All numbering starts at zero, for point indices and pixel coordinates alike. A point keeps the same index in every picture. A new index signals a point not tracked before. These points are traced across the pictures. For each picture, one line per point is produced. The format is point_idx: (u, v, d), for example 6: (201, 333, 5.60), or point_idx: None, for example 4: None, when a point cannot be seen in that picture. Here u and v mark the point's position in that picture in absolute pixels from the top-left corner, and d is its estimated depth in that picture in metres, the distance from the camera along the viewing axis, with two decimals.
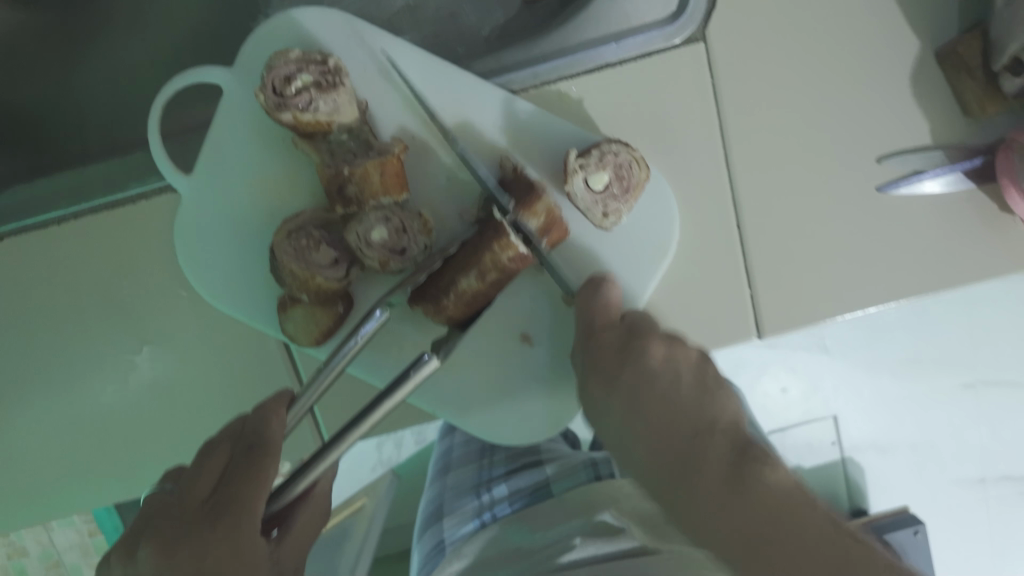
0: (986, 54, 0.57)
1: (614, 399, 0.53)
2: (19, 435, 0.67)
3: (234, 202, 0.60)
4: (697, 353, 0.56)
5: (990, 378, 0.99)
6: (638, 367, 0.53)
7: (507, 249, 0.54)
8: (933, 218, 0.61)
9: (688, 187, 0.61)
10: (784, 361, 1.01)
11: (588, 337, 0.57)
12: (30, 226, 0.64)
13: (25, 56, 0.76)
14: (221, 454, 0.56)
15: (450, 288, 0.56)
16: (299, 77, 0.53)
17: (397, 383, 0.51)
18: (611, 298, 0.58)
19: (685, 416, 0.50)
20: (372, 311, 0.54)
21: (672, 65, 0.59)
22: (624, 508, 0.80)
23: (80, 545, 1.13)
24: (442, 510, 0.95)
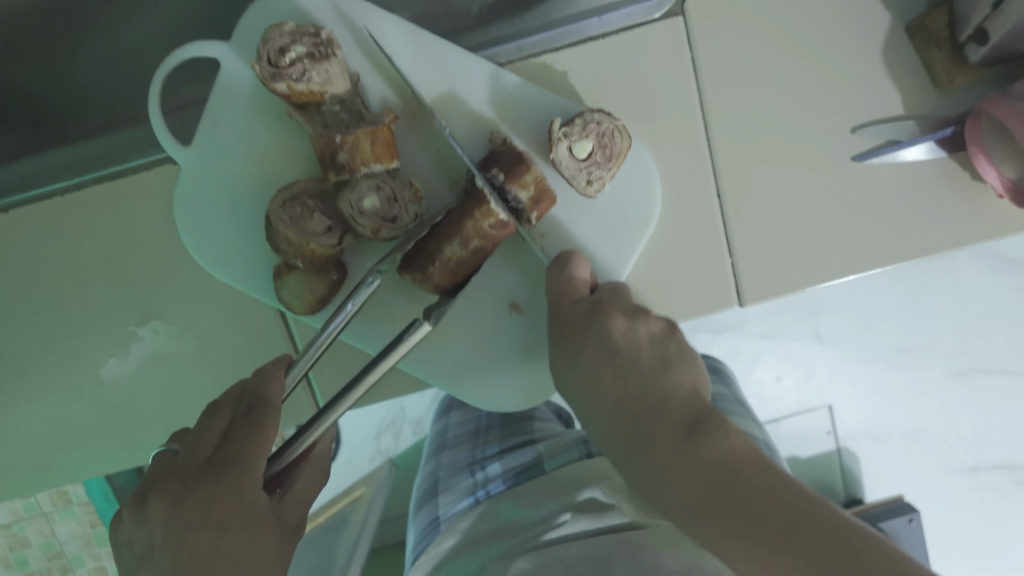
0: (952, 26, 0.59)
1: (579, 377, 0.54)
2: (18, 407, 0.69)
3: (231, 173, 0.62)
4: (662, 324, 0.56)
5: (982, 367, 1.02)
6: (600, 342, 0.54)
7: (489, 216, 0.56)
8: (907, 187, 0.63)
9: (669, 157, 0.63)
10: (777, 349, 1.03)
11: (554, 313, 0.58)
12: (35, 197, 0.66)
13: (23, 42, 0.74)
14: (223, 413, 0.57)
15: (437, 256, 0.58)
16: (294, 49, 0.55)
17: (391, 346, 0.51)
18: (578, 275, 0.59)
19: (641, 389, 0.52)
20: (365, 278, 0.54)
21: (651, 38, 0.62)
22: (618, 482, 0.73)
23: (83, 535, 1.15)
24: (436, 488, 0.91)
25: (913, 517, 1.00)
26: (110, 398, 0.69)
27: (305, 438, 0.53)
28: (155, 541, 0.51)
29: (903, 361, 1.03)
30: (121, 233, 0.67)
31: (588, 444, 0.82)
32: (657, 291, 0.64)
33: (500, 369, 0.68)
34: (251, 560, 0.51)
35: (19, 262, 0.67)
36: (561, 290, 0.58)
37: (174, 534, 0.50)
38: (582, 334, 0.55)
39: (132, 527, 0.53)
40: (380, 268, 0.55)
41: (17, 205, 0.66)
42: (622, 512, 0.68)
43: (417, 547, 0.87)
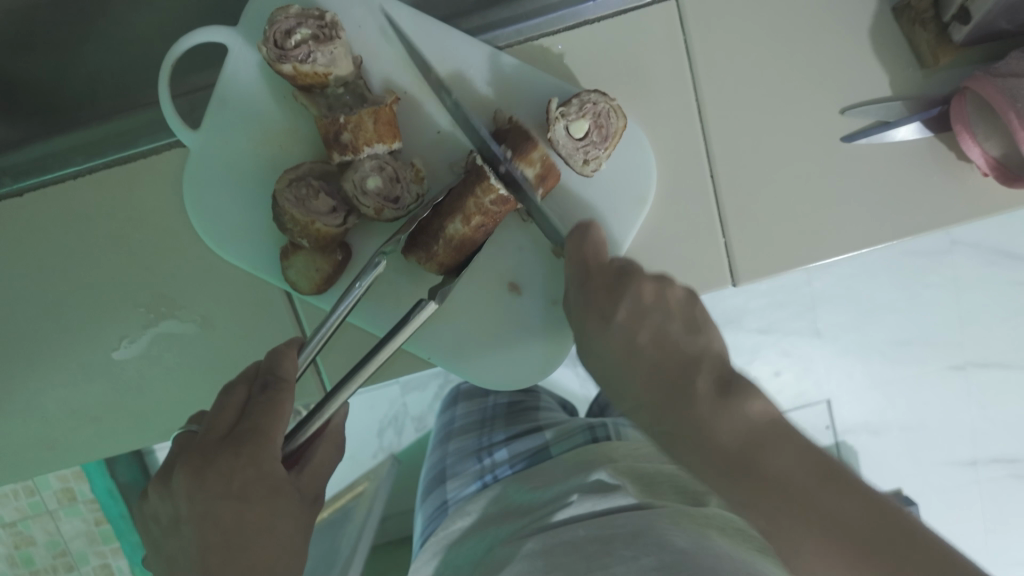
0: (937, 6, 0.61)
1: (611, 337, 0.58)
2: (31, 387, 0.70)
3: (238, 154, 0.64)
4: (687, 292, 0.60)
5: (980, 361, 1.03)
6: (634, 305, 0.58)
7: (488, 193, 0.58)
8: (895, 166, 0.64)
9: (664, 137, 0.65)
10: (776, 342, 1.05)
11: (582, 277, 0.60)
12: (49, 181, 0.69)
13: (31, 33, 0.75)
14: (238, 392, 0.57)
15: (439, 233, 0.59)
16: (299, 32, 0.57)
17: (396, 328, 0.51)
18: (599, 242, 0.61)
19: (675, 352, 0.55)
20: (374, 259, 0.54)
21: (646, 21, 0.64)
22: (623, 465, 0.74)
23: (87, 533, 1.14)
24: (444, 475, 0.92)
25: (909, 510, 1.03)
26: (120, 379, 0.70)
27: (316, 419, 0.52)
28: (182, 511, 0.54)
29: (901, 354, 1.04)
30: (132, 215, 0.68)
31: (593, 429, 0.83)
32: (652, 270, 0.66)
33: (504, 348, 0.69)
34: (269, 529, 0.52)
35: (34, 244, 0.69)
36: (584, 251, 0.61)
37: (197, 505, 0.52)
38: (615, 296, 0.58)
39: (157, 501, 0.56)
40: (385, 249, 0.56)
41: (31, 189, 0.69)
42: (631, 492, 0.67)
43: (425, 531, 0.88)
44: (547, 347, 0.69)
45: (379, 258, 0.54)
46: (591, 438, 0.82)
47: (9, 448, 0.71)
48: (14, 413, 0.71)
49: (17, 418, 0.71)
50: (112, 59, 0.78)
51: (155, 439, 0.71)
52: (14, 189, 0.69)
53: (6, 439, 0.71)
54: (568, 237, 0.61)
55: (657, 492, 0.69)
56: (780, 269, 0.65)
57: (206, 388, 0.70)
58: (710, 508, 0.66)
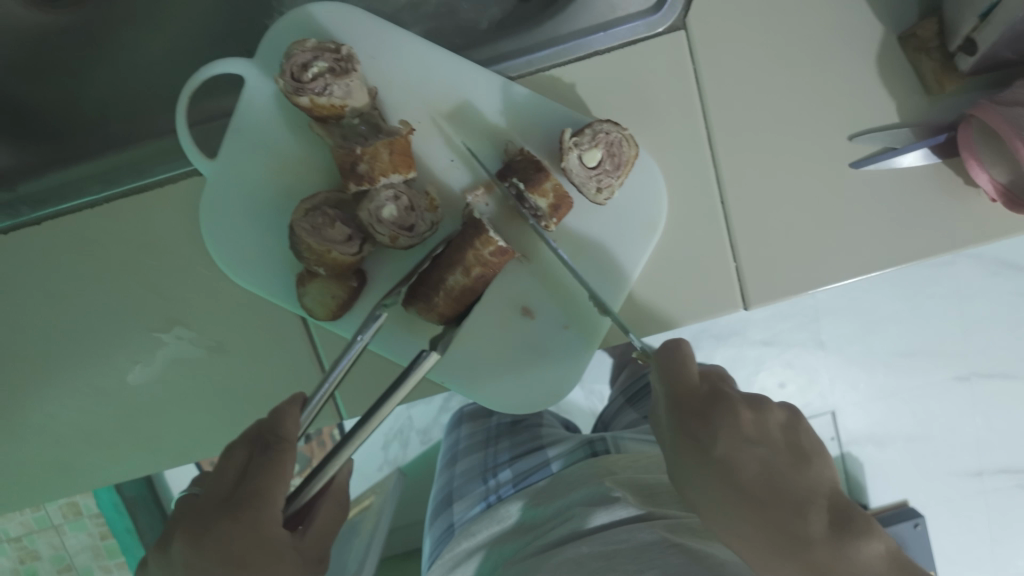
0: (942, 35, 0.63)
1: (712, 476, 0.50)
2: (46, 412, 0.71)
3: (254, 184, 0.65)
4: (783, 415, 0.55)
5: (985, 371, 1.04)
6: (735, 436, 0.51)
7: (488, 244, 0.60)
8: (904, 191, 0.65)
9: (674, 165, 0.66)
10: (780, 355, 1.05)
11: (675, 404, 0.53)
12: (66, 211, 0.69)
13: (57, 58, 0.79)
14: (239, 453, 0.57)
15: (439, 285, 0.60)
16: (316, 64, 0.58)
17: (402, 376, 0.48)
18: (687, 363, 0.54)
19: (788, 491, 0.50)
20: (375, 312, 0.53)
21: (655, 51, 0.64)
22: (624, 477, 0.75)
23: (92, 547, 1.14)
24: (451, 497, 0.92)
25: (918, 522, 1.04)
26: (134, 403, 0.70)
27: (320, 476, 0.50)
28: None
29: (905, 365, 1.05)
30: (147, 241, 0.69)
31: (593, 443, 0.84)
32: (665, 295, 0.67)
33: (515, 372, 0.70)
34: None
35: (47, 270, 0.69)
36: (675, 374, 0.53)
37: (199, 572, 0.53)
38: (714, 426, 0.51)
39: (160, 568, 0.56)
40: (386, 301, 0.55)
41: (48, 218, 0.69)
42: (630, 504, 0.69)
43: (435, 553, 0.88)
44: (555, 370, 0.70)
45: (379, 312, 0.54)
46: (590, 453, 0.83)
47: (24, 471, 0.72)
48: (30, 437, 0.71)
49: (33, 442, 0.71)
50: (129, 85, 0.79)
51: (171, 462, 0.72)
52: (30, 218, 0.69)
53: (20, 462, 0.72)
54: (659, 351, 0.55)
55: (656, 501, 0.71)
56: (789, 292, 0.66)
57: (221, 413, 0.71)
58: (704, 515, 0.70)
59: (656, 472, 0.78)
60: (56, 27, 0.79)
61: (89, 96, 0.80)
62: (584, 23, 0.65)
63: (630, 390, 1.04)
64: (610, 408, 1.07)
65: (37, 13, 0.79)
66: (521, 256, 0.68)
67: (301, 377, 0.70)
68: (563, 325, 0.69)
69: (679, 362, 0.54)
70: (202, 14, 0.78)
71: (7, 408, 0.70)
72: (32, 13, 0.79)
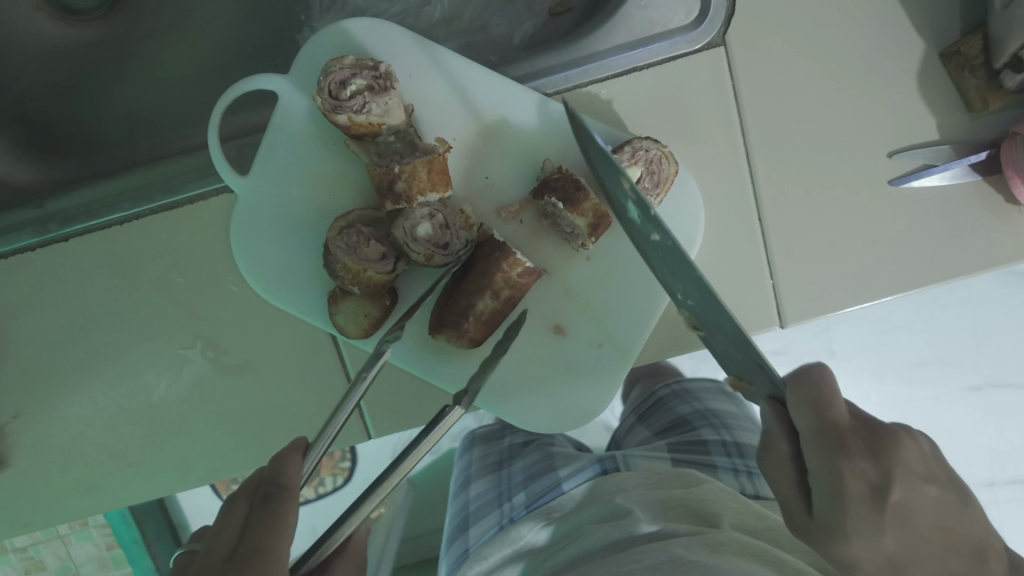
0: (987, 52, 0.61)
1: (888, 524, 0.47)
2: (70, 429, 0.69)
3: (288, 202, 0.65)
4: (923, 444, 0.52)
5: (997, 380, 0.99)
6: (904, 475, 0.48)
7: (515, 266, 0.59)
8: (943, 208, 0.64)
9: (710, 181, 0.66)
10: (792, 364, 1.01)
11: (837, 443, 0.46)
12: (94, 227, 0.68)
13: (86, 70, 0.79)
14: (240, 507, 0.52)
15: (468, 311, 0.60)
16: (354, 82, 0.58)
17: (425, 430, 0.47)
18: (834, 396, 0.47)
19: (954, 534, 0.50)
20: (381, 350, 0.50)
21: (693, 68, 0.64)
22: (634, 493, 0.74)
23: (98, 558, 1.09)
24: (467, 522, 0.88)
25: None
26: (161, 422, 0.69)
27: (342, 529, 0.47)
28: None
29: (918, 374, 1.01)
30: (176, 258, 0.68)
31: (603, 461, 0.83)
32: None
33: (544, 393, 0.68)
34: None
35: (75, 285, 0.68)
36: (829, 410, 0.46)
37: None
38: (882, 467, 0.47)
39: None
40: (389, 338, 0.52)
41: (76, 235, 0.68)
42: (642, 519, 0.68)
43: None
44: (587, 390, 0.68)
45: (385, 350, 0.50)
46: (601, 471, 0.82)
47: (46, 487, 0.71)
48: (54, 453, 0.70)
49: (57, 457, 0.70)
50: (157, 100, 0.79)
51: (195, 480, 0.71)
52: (59, 234, 0.68)
53: (42, 479, 0.70)
54: (797, 380, 0.47)
55: (667, 517, 0.69)
56: (823, 310, 0.65)
57: (247, 430, 0.70)
58: (729, 530, 0.66)
59: (666, 487, 0.75)
60: (89, 41, 0.79)
61: (114, 110, 0.79)
62: (624, 38, 0.64)
63: (640, 407, 1.04)
64: (620, 428, 1.07)
65: (64, 27, 0.78)
66: (545, 271, 0.66)
67: (329, 397, 0.69)
68: (596, 344, 0.67)
69: (824, 397, 0.47)
70: (230, 28, 0.78)
71: (32, 425, 0.69)
72: (58, 25, 0.78)
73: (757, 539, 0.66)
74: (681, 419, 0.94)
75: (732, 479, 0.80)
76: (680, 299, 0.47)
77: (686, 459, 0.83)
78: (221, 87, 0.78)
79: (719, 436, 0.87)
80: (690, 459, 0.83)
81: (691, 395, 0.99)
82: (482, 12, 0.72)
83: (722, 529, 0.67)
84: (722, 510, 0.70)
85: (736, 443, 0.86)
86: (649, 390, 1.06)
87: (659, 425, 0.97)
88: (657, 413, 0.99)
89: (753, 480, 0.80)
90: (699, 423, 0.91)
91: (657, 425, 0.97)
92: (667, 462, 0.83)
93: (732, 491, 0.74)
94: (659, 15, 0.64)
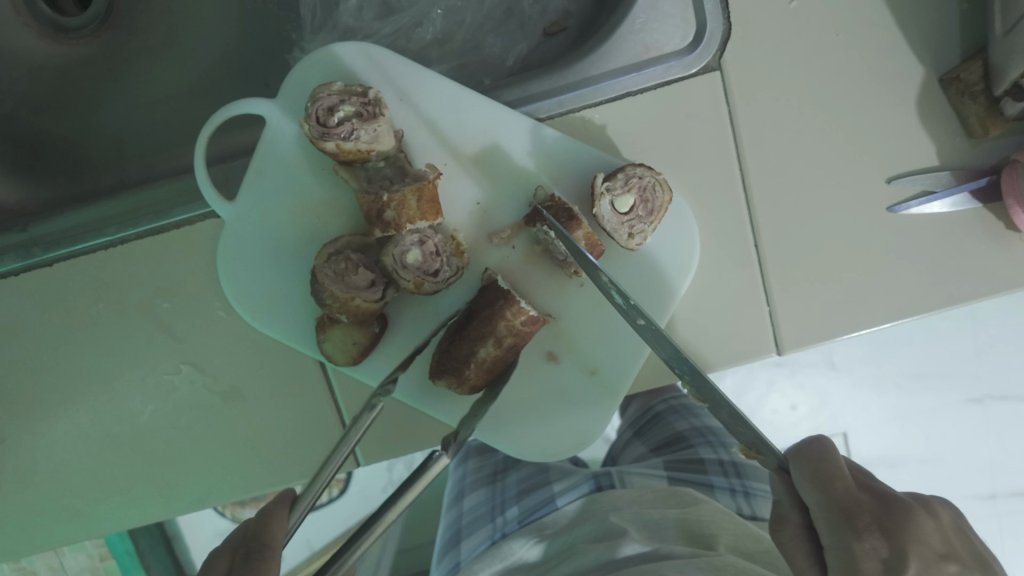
0: (987, 79, 0.60)
1: None
2: (57, 455, 0.68)
3: (277, 227, 0.64)
4: (948, 518, 0.51)
5: (998, 393, 0.97)
6: (923, 551, 0.47)
7: (519, 313, 0.58)
8: (944, 231, 0.63)
9: (706, 204, 0.64)
10: (791, 375, 1.00)
11: (844, 518, 0.47)
12: (80, 252, 0.66)
13: (77, 89, 0.78)
14: (221, 563, 0.51)
15: (470, 358, 0.59)
16: (342, 108, 0.57)
17: (407, 484, 0.46)
18: (838, 469, 0.48)
19: None
20: (371, 405, 0.49)
21: (689, 92, 0.63)
22: (628, 512, 0.73)
23: (91, 570, 1.05)
24: (459, 534, 0.85)
25: None
26: (148, 448, 0.68)
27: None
28: None
29: (917, 386, 0.99)
30: (164, 282, 0.66)
31: (598, 477, 0.81)
32: (697, 340, 0.65)
33: (537, 417, 0.66)
34: None
35: (62, 309, 0.67)
36: (833, 483, 0.47)
37: None
38: (897, 543, 0.46)
39: None
40: (380, 394, 0.51)
41: (62, 260, 0.66)
42: (635, 540, 0.67)
43: None
44: (579, 415, 0.66)
45: (376, 403, 0.50)
46: (595, 487, 0.80)
47: (33, 513, 0.69)
48: (40, 479, 0.68)
49: (43, 483, 0.68)
50: (147, 118, 0.78)
51: (184, 506, 0.69)
52: (44, 259, 0.67)
53: (26, 505, 0.69)
54: (799, 452, 0.49)
55: (662, 537, 0.69)
56: (823, 335, 0.64)
57: (237, 454, 0.68)
58: (725, 554, 0.65)
59: (661, 506, 0.73)
60: (79, 59, 0.78)
61: (104, 128, 0.78)
62: (618, 62, 0.63)
63: (637, 423, 1.03)
64: (617, 443, 1.05)
65: (54, 46, 0.77)
66: (535, 301, 0.65)
67: (319, 423, 0.68)
68: (589, 371, 0.66)
69: (828, 469, 0.48)
70: (221, 46, 0.77)
71: (17, 452, 0.68)
72: (47, 44, 0.77)
73: (751, 562, 0.66)
74: (677, 435, 0.93)
75: (729, 498, 0.79)
76: (680, 375, 0.50)
77: (682, 477, 0.82)
78: (212, 106, 0.77)
79: (717, 454, 0.86)
80: (687, 477, 0.82)
81: (689, 412, 0.98)
82: (475, 32, 0.71)
83: (717, 551, 0.65)
84: (718, 531, 0.69)
85: (733, 462, 0.85)
86: (647, 405, 1.04)
87: (655, 441, 0.95)
88: (654, 429, 0.98)
89: (751, 500, 0.80)
90: (696, 441, 0.90)
91: (653, 441, 0.96)
92: (663, 480, 0.82)
93: (728, 512, 0.73)
94: (654, 38, 0.63)
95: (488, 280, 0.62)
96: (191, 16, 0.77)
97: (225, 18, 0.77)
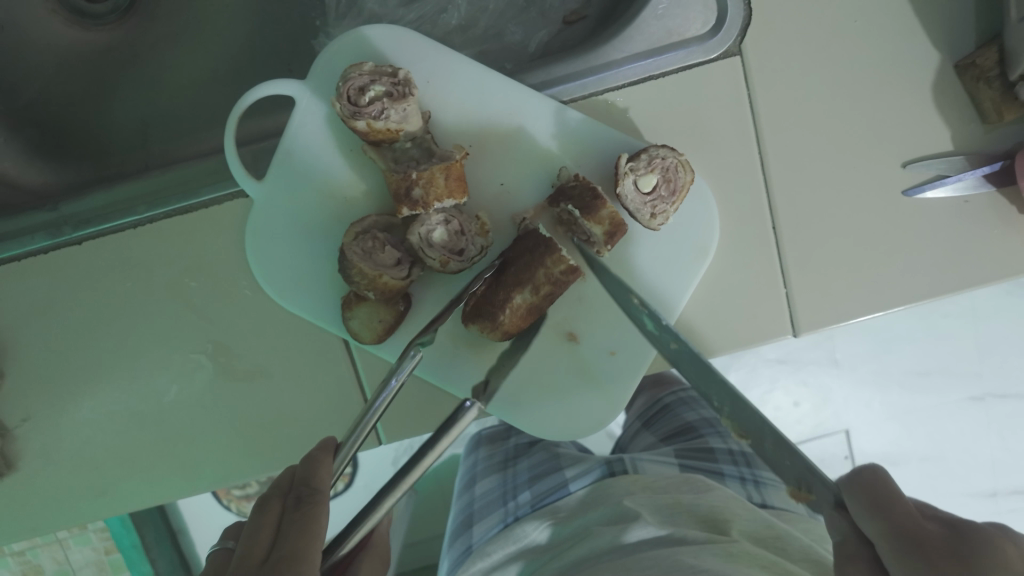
0: (1003, 64, 0.61)
1: None
2: (82, 433, 0.69)
3: (304, 206, 0.65)
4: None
5: (998, 391, 0.99)
6: None
7: (558, 263, 0.60)
8: (956, 217, 0.64)
9: (725, 188, 0.66)
10: (795, 372, 1.01)
11: (913, 546, 0.39)
12: (107, 231, 0.68)
13: (104, 73, 0.79)
14: (273, 508, 0.52)
15: (506, 304, 0.60)
16: (373, 88, 0.58)
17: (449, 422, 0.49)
18: (892, 493, 0.41)
19: None
20: (409, 349, 0.52)
21: (709, 76, 0.64)
22: (642, 497, 0.74)
23: (96, 562, 1.06)
24: (471, 518, 0.86)
25: None
26: (172, 425, 0.69)
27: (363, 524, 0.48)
28: None
29: (921, 384, 1.00)
30: (191, 262, 0.68)
31: (611, 462, 0.82)
32: (715, 322, 0.66)
33: (555, 399, 0.68)
34: None
35: (88, 288, 0.68)
36: (891, 507, 0.40)
37: None
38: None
39: None
40: (421, 340, 0.53)
41: (89, 238, 0.68)
42: (649, 523, 0.68)
43: None
44: (596, 397, 0.68)
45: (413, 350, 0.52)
46: (608, 472, 0.81)
47: (56, 490, 0.70)
48: (65, 456, 0.69)
49: (67, 460, 0.69)
50: (171, 104, 0.79)
51: (205, 484, 0.70)
52: (71, 238, 0.68)
53: (50, 483, 0.70)
54: (850, 478, 0.42)
55: (675, 522, 0.69)
56: (836, 319, 0.65)
57: (259, 434, 0.69)
58: (739, 540, 0.65)
59: (674, 491, 0.75)
60: (107, 44, 0.79)
61: (129, 113, 0.79)
62: (640, 46, 0.64)
63: (646, 414, 1.04)
64: (626, 433, 1.06)
65: (81, 31, 0.79)
66: None
67: (340, 403, 0.69)
68: (609, 351, 0.67)
69: (885, 491, 0.41)
70: (246, 33, 0.78)
71: (43, 429, 0.69)
72: (74, 30, 0.79)
73: (766, 549, 0.65)
74: (688, 425, 0.94)
75: (739, 486, 0.80)
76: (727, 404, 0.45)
77: (694, 466, 0.83)
78: (235, 92, 0.78)
79: (726, 445, 0.88)
80: (699, 465, 0.83)
81: (697, 403, 0.99)
82: (497, 20, 0.73)
83: (731, 537, 0.66)
84: (730, 517, 0.69)
85: (742, 453, 0.87)
86: (655, 397, 1.05)
87: (665, 430, 0.97)
88: (663, 420, 0.99)
89: (760, 489, 0.80)
90: (707, 431, 0.92)
91: (663, 430, 0.97)
92: (675, 468, 0.83)
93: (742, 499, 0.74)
94: (676, 24, 0.64)
95: (524, 229, 0.63)
96: (217, 3, 0.79)
97: (251, 4, 0.78)
